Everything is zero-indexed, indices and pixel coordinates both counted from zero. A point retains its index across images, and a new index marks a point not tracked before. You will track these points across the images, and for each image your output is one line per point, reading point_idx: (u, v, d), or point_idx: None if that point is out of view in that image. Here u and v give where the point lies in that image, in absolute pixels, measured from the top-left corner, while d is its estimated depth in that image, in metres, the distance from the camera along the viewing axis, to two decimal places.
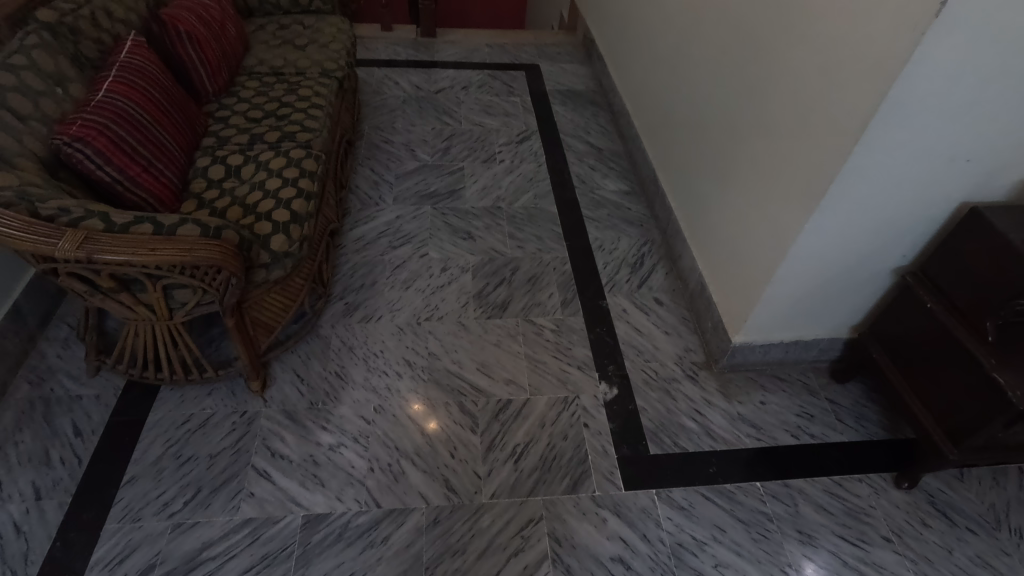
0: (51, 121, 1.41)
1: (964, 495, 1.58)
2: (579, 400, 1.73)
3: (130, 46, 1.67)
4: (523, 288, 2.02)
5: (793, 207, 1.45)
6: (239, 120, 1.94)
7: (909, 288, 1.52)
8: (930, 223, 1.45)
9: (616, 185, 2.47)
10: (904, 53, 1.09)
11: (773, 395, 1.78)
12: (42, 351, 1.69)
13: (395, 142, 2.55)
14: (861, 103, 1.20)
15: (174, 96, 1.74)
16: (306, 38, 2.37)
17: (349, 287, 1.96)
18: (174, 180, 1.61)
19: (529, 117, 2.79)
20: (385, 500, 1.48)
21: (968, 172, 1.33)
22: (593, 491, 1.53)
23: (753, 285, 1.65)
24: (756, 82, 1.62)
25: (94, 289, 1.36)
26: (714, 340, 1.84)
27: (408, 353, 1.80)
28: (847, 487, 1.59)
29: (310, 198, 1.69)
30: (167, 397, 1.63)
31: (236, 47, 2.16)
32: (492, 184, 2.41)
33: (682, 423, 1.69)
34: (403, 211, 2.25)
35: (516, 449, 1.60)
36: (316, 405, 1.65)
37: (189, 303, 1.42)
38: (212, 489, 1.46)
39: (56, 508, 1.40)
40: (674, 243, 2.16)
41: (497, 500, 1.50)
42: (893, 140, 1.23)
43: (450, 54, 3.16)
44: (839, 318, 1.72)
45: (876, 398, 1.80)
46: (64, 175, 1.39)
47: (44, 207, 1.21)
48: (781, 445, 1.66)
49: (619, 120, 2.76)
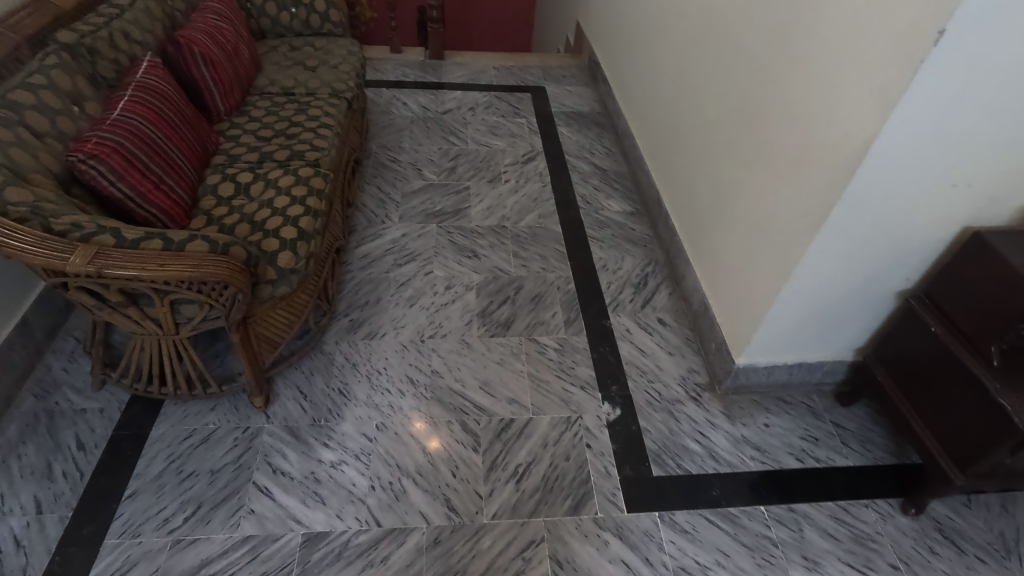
0: (67, 138, 1.44)
1: (972, 523, 1.56)
2: (582, 420, 1.72)
3: (146, 67, 1.72)
4: (527, 306, 2.03)
5: (796, 229, 1.46)
6: (249, 139, 1.98)
7: (913, 311, 1.51)
8: (933, 247, 1.45)
9: (620, 205, 2.49)
10: (904, 79, 1.11)
11: (777, 417, 1.77)
12: (48, 364, 1.70)
13: (402, 161, 2.59)
14: (861, 128, 1.22)
15: (187, 114, 1.78)
16: (317, 60, 2.42)
17: (354, 304, 1.97)
18: (184, 197, 1.64)
19: (534, 138, 2.83)
20: (386, 519, 1.47)
21: (970, 196, 1.34)
22: (595, 513, 1.52)
23: (756, 306, 1.65)
24: (757, 107, 1.64)
25: (102, 303, 1.38)
26: (718, 361, 1.84)
27: (411, 371, 1.80)
28: (854, 512, 1.57)
29: (318, 215, 1.71)
30: (170, 412, 1.63)
31: (248, 68, 2.21)
32: (497, 203, 2.44)
33: (686, 444, 1.68)
34: (409, 229, 2.27)
35: (518, 468, 1.59)
36: (318, 422, 1.65)
37: (195, 318, 1.43)
38: (213, 505, 1.46)
39: (57, 522, 1.40)
40: (677, 264, 2.17)
41: (499, 520, 1.49)
42: (895, 165, 1.24)
43: (457, 76, 3.21)
44: (843, 340, 1.72)
45: (881, 421, 1.79)
46: (77, 191, 1.42)
47: (57, 222, 1.23)
48: (786, 468, 1.65)
49: (623, 141, 2.79)
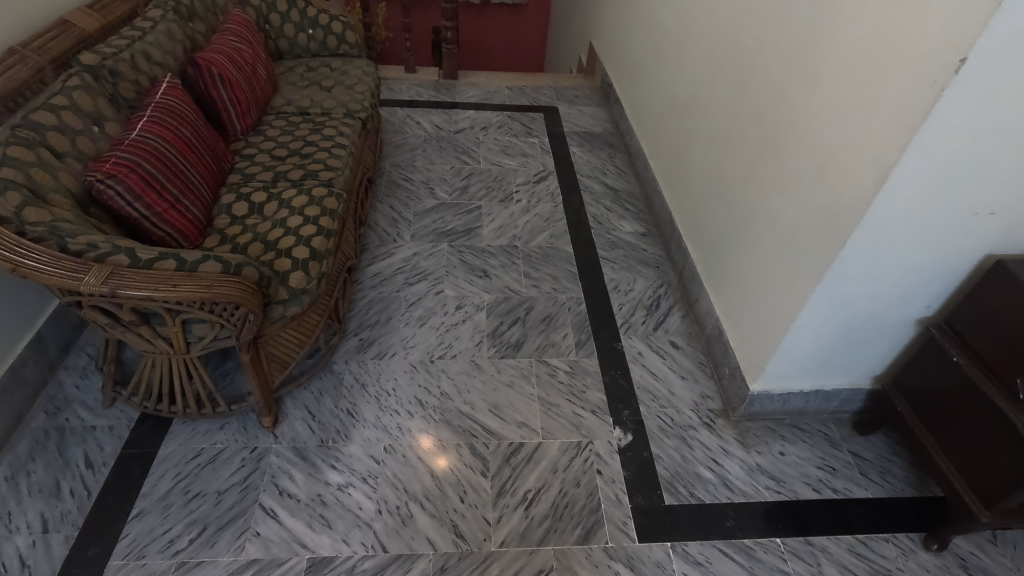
0: (86, 158, 1.46)
1: (998, 561, 1.51)
2: (593, 446, 1.69)
3: (165, 88, 1.75)
4: (537, 327, 2.02)
5: (812, 255, 1.44)
6: (264, 159, 2.00)
7: (934, 340, 1.48)
8: (954, 275, 1.42)
9: (632, 226, 2.48)
10: (925, 107, 1.10)
11: (793, 445, 1.73)
12: (60, 381, 1.71)
13: (415, 180, 2.60)
14: (880, 155, 1.21)
15: (204, 134, 1.80)
16: (333, 80, 2.46)
17: (365, 324, 1.97)
18: (200, 217, 1.65)
19: (546, 158, 2.84)
20: (392, 544, 1.45)
21: (992, 225, 1.32)
22: (606, 543, 1.48)
23: (771, 332, 1.62)
24: (773, 130, 1.63)
25: (115, 322, 1.38)
26: (732, 387, 1.81)
27: (420, 392, 1.78)
28: (873, 547, 1.52)
29: (330, 235, 1.72)
30: (179, 431, 1.63)
31: (265, 89, 2.24)
32: (508, 223, 2.44)
33: (699, 472, 1.65)
34: (420, 248, 2.27)
35: (527, 494, 1.57)
36: (326, 443, 1.63)
37: (206, 337, 1.44)
38: (218, 527, 1.44)
39: (62, 542, 1.39)
40: (690, 286, 2.14)
41: (507, 548, 1.46)
42: (915, 193, 1.22)
43: (471, 96, 3.24)
44: (861, 368, 1.68)
45: (901, 452, 1.74)
46: (95, 211, 1.44)
47: (73, 242, 1.24)
48: (802, 499, 1.60)
49: (635, 161, 2.80)
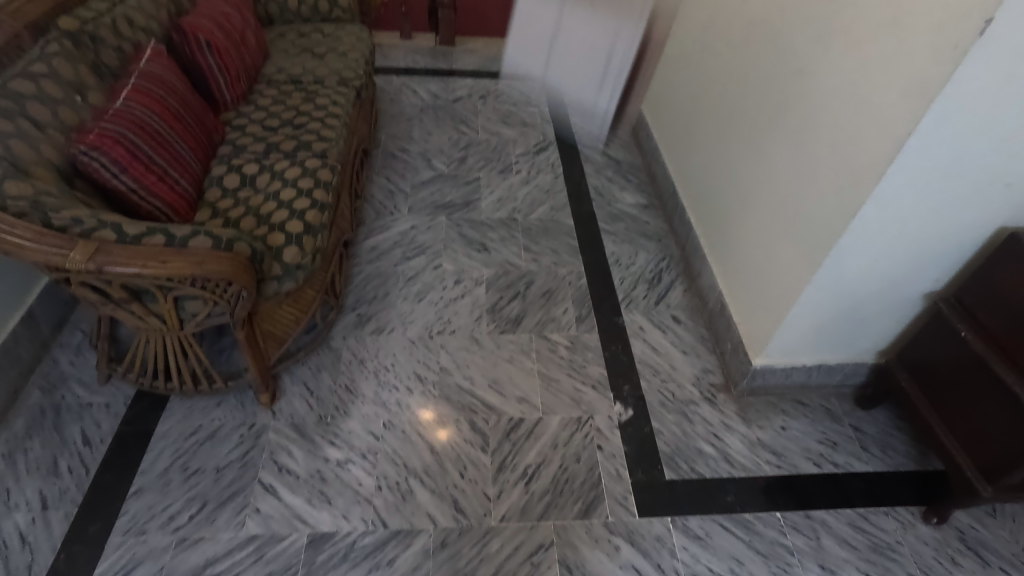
0: (69, 129, 1.41)
1: (997, 534, 1.51)
2: (593, 421, 1.68)
3: (149, 55, 1.68)
4: (537, 302, 1.99)
5: (819, 228, 1.40)
6: (256, 129, 1.94)
7: (942, 315, 1.45)
8: (964, 249, 1.39)
9: (634, 198, 2.43)
10: (944, 73, 1.05)
11: (794, 420, 1.72)
12: (54, 358, 1.69)
13: (412, 151, 2.54)
14: (895, 124, 1.16)
15: (192, 104, 1.74)
16: (326, 47, 2.37)
17: (362, 299, 1.94)
18: (190, 190, 1.60)
19: (547, 127, 2.76)
20: (392, 520, 1.45)
21: (1008, 196, 1.27)
22: (606, 517, 1.48)
23: (775, 307, 1.59)
24: (782, 99, 1.57)
25: (106, 299, 1.35)
26: (734, 362, 1.79)
27: (419, 367, 1.77)
28: (873, 520, 1.52)
29: (324, 208, 1.67)
30: (176, 408, 1.62)
31: (255, 57, 2.16)
32: (508, 195, 2.38)
33: (699, 447, 1.64)
34: (418, 222, 2.23)
35: (527, 470, 1.56)
36: (325, 420, 1.62)
37: (199, 314, 1.41)
38: (218, 503, 1.44)
39: (62, 519, 1.39)
40: (692, 260, 2.11)
41: (507, 523, 1.46)
42: (930, 164, 1.18)
43: (469, 63, 3.14)
44: (865, 343, 1.66)
45: (902, 426, 1.73)
46: (80, 184, 1.39)
47: (57, 217, 1.20)
48: (803, 474, 1.60)
49: (638, 131, 2.72)
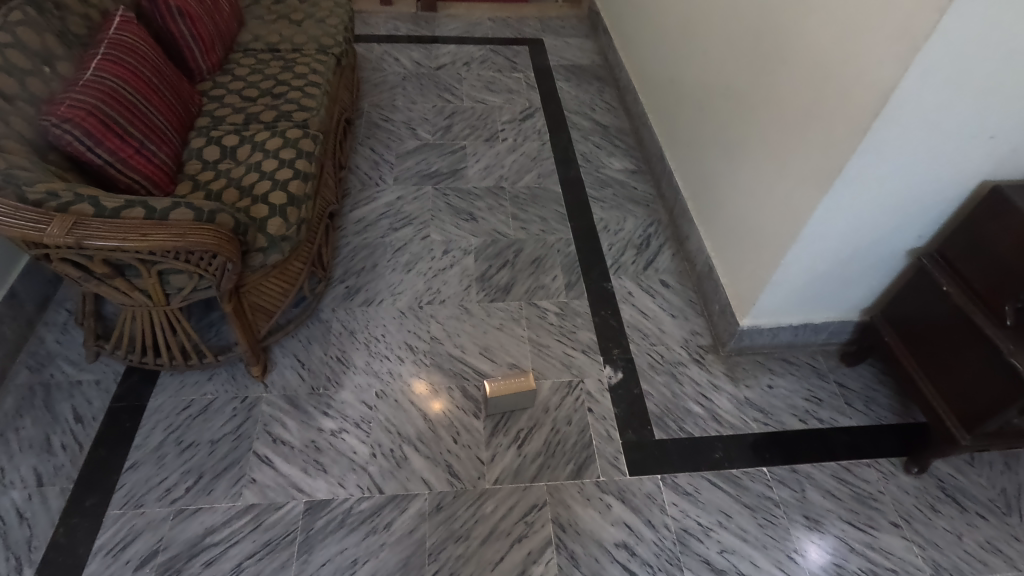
0: (39, 101, 1.36)
1: (975, 480, 1.56)
2: (583, 384, 1.70)
3: (118, 23, 1.62)
4: (526, 270, 1.98)
5: (804, 188, 1.41)
6: (234, 100, 1.89)
7: (925, 270, 1.47)
8: (948, 203, 1.40)
9: (622, 163, 2.41)
10: (931, 21, 1.03)
11: (781, 378, 1.75)
12: (40, 337, 1.67)
13: (395, 120, 2.49)
14: (881, 78, 1.14)
15: (166, 74, 1.68)
16: (303, 13, 2.30)
17: (350, 270, 1.93)
18: (169, 162, 1.57)
19: (533, 93, 2.72)
20: (388, 486, 1.47)
21: (990, 150, 1.28)
22: (597, 476, 1.52)
23: (762, 267, 1.60)
24: (768, 56, 1.55)
25: (89, 275, 1.33)
26: (722, 323, 1.81)
27: (410, 337, 1.77)
28: (856, 472, 1.56)
29: (308, 178, 1.65)
30: (167, 383, 1.61)
31: (229, 23, 2.09)
32: (495, 163, 2.36)
33: (688, 407, 1.67)
34: (403, 192, 2.20)
35: (519, 433, 1.59)
36: (317, 390, 1.63)
37: (185, 288, 1.40)
38: (214, 475, 1.45)
39: (58, 494, 1.40)
40: (680, 223, 2.11)
41: (500, 485, 1.49)
42: (915, 116, 1.17)
43: (451, 29, 3.07)
44: (850, 300, 1.68)
45: (886, 381, 1.77)
46: (54, 158, 1.35)
47: (32, 191, 1.18)
48: (789, 430, 1.64)
49: (624, 95, 2.69)
